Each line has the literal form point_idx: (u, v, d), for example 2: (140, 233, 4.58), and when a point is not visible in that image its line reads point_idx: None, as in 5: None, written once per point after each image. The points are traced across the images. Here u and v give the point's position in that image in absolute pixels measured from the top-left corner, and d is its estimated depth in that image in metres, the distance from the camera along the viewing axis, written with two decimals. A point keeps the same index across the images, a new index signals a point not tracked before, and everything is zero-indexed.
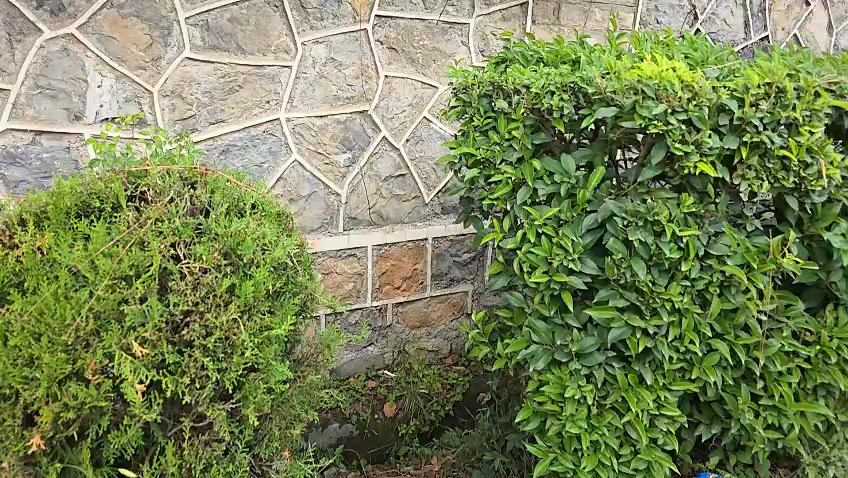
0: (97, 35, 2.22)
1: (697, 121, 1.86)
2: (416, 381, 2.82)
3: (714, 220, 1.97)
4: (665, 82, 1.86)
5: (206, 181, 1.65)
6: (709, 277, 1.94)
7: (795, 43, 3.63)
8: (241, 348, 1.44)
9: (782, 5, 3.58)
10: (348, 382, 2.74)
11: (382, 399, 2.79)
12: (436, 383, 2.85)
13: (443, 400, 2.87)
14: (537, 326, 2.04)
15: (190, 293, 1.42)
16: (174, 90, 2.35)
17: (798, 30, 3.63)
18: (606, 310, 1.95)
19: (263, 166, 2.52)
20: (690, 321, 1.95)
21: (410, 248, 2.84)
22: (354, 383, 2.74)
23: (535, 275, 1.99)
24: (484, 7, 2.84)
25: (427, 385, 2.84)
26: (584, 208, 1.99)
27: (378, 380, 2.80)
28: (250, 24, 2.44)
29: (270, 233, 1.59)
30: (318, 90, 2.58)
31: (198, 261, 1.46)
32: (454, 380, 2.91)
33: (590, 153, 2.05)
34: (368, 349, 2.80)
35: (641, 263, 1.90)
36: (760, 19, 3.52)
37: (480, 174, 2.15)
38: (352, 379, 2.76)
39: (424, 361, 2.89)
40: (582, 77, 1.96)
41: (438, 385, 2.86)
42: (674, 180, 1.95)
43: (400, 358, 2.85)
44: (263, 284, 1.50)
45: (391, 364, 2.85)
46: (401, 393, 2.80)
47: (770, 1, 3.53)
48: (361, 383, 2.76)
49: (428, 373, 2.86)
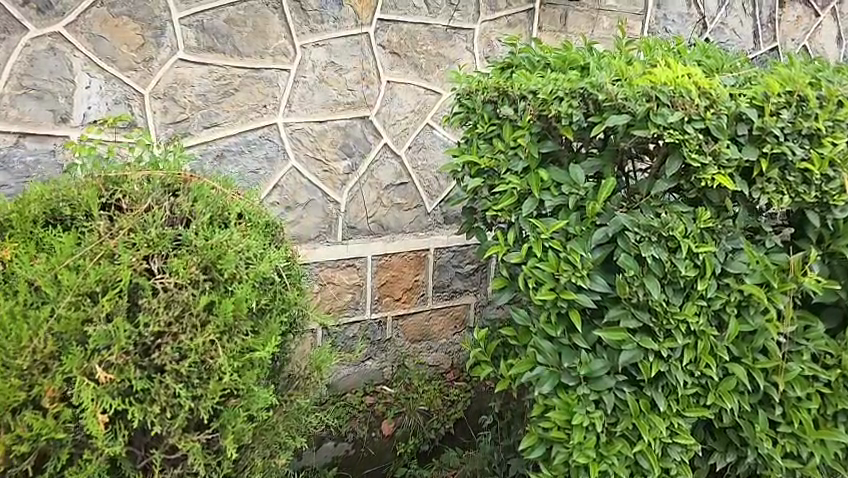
0: (86, 34, 2.12)
1: (716, 130, 1.74)
2: (415, 397, 2.67)
3: (732, 236, 1.84)
4: (681, 89, 1.76)
5: (189, 187, 1.55)
6: (726, 296, 1.82)
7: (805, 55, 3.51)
8: (219, 372, 1.33)
9: (791, 16, 3.47)
10: (344, 398, 2.62)
11: (379, 417, 2.65)
12: (436, 399, 2.70)
13: (443, 417, 2.71)
14: (543, 345, 1.93)
15: (162, 312, 1.31)
16: (166, 92, 2.24)
17: (807, 41, 3.52)
18: (618, 331, 1.84)
19: (259, 172, 2.41)
20: (706, 343, 1.83)
21: (411, 258, 2.72)
22: (350, 400, 2.62)
23: (541, 293, 1.88)
24: (490, 13, 2.74)
25: (427, 401, 2.68)
26: (593, 221, 1.87)
27: (376, 396, 2.67)
28: (247, 25, 2.33)
29: (256, 245, 1.48)
30: (317, 95, 2.47)
31: (173, 277, 1.35)
32: (455, 396, 2.76)
33: (599, 163, 1.93)
34: (367, 363, 2.70)
35: (654, 281, 1.79)
36: (770, 29, 3.41)
37: (484, 183, 2.03)
38: (349, 394, 2.64)
39: (424, 375, 2.73)
40: (592, 83, 1.84)
41: (439, 402, 2.71)
42: (691, 192, 1.83)
43: (399, 373, 2.72)
44: (245, 302, 1.38)
45: (391, 380, 2.72)
46: (399, 410, 2.66)
47: (779, 11, 3.42)
48: (357, 401, 2.63)
49: (428, 388, 2.70)
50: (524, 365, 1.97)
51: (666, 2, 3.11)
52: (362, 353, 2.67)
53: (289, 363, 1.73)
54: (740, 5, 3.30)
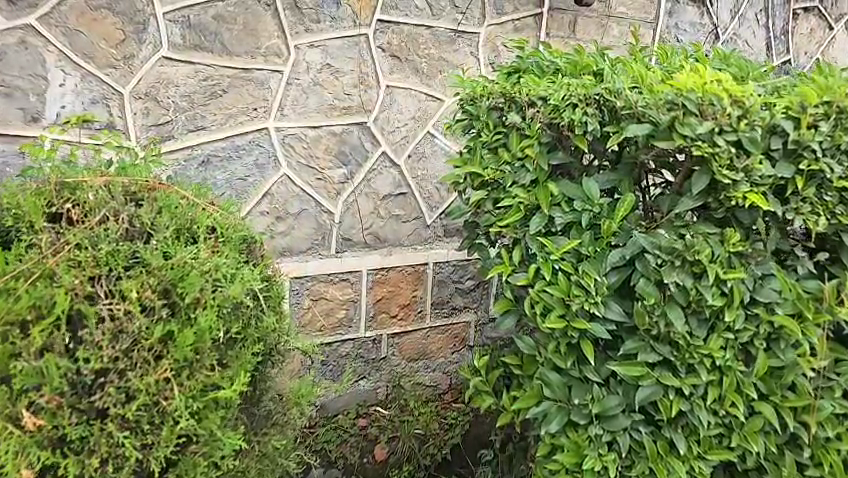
0: (61, 28, 1.94)
1: (748, 143, 1.52)
2: (411, 420, 2.48)
3: (761, 261, 1.64)
4: (710, 95, 1.54)
5: (154, 197, 1.37)
6: (754, 329, 1.63)
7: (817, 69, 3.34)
8: (174, 416, 1.15)
9: (805, 28, 3.30)
10: (336, 420, 2.44)
11: (373, 442, 2.46)
12: (433, 423, 2.50)
13: (439, 442, 2.50)
14: (550, 378, 1.76)
15: (106, 345, 1.12)
16: (147, 92, 2.06)
17: (820, 55, 3.35)
18: (635, 366, 1.65)
19: (248, 180, 2.23)
20: (732, 380, 1.64)
21: (409, 273, 2.54)
22: (342, 422, 2.43)
23: (550, 320, 1.70)
24: (496, 16, 2.56)
25: (423, 424, 2.48)
26: (608, 242, 1.69)
27: (369, 418, 2.48)
28: (237, 23, 2.16)
29: (227, 265, 1.29)
30: (312, 98, 2.29)
31: (123, 302, 1.16)
32: (453, 419, 2.55)
33: (615, 178, 1.74)
34: (359, 384, 2.52)
35: (677, 310, 1.60)
36: (784, 41, 3.23)
37: (487, 196, 1.86)
38: (340, 416, 2.45)
39: (420, 396, 2.54)
40: (609, 88, 1.67)
41: (435, 425, 2.51)
42: (718, 212, 1.62)
43: (394, 393, 2.53)
44: (208, 333, 1.19)
45: (386, 400, 2.54)
46: (394, 433, 2.45)
47: (792, 23, 3.25)
48: (349, 424, 2.44)
49: (425, 410, 2.51)
50: (531, 399, 1.81)
51: (678, 10, 2.93)
52: (353, 373, 2.49)
53: (274, 387, 1.57)
54: (754, 15, 3.12)
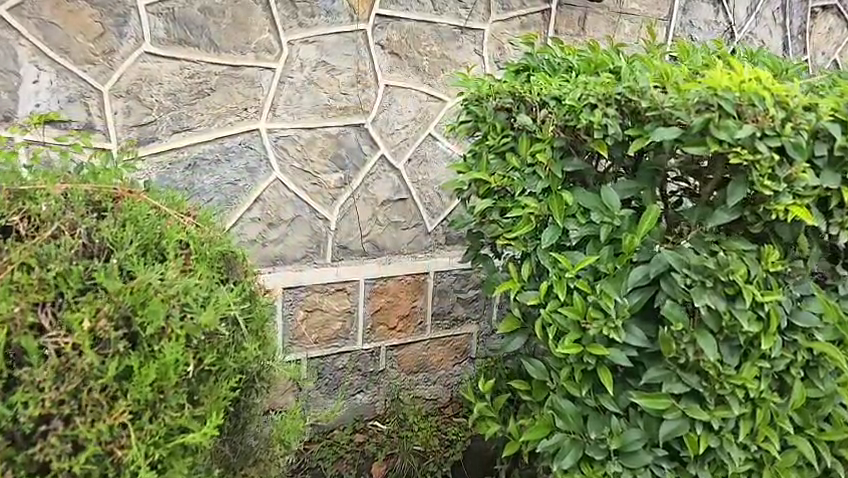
0: (34, 20, 1.78)
1: (792, 149, 1.34)
2: (410, 435, 2.28)
3: (799, 281, 1.49)
4: (750, 95, 1.37)
5: (118, 207, 1.22)
6: (792, 356, 1.45)
7: (834, 70, 3.16)
8: (130, 468, 1.01)
9: (822, 27, 3.12)
10: (331, 436, 2.28)
11: (370, 458, 2.27)
12: (433, 439, 2.28)
13: (439, 460, 2.28)
14: (562, 406, 1.60)
15: (48, 388, 0.98)
16: (128, 90, 1.90)
17: (839, 56, 3.17)
18: (659, 398, 1.48)
19: (239, 184, 2.07)
20: (765, 413, 1.47)
21: (409, 282, 2.36)
22: (338, 438, 2.27)
23: (564, 345, 1.53)
24: (501, 12, 2.38)
25: (422, 440, 2.27)
26: (629, 259, 1.51)
27: (366, 434, 2.33)
28: (225, 16, 1.98)
29: (198, 287, 1.13)
30: (306, 98, 2.12)
31: (71, 335, 1.01)
32: (454, 435, 2.33)
33: (636, 185, 1.57)
34: (357, 397, 2.36)
35: (709, 339, 1.42)
36: (800, 41, 3.04)
37: (493, 205, 1.69)
38: (336, 432, 2.30)
39: (420, 411, 2.35)
40: (632, 87, 1.50)
41: (436, 441, 2.29)
42: (755, 226, 1.45)
43: (393, 407, 2.35)
44: (173, 368, 1.05)
45: (385, 416, 2.37)
46: (392, 450, 2.25)
47: (810, 22, 3.07)
48: (344, 440, 2.28)
49: (425, 425, 2.31)
50: (541, 430, 1.64)
51: (692, 7, 2.76)
52: (350, 386, 2.34)
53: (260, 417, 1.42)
54: (770, 13, 2.95)
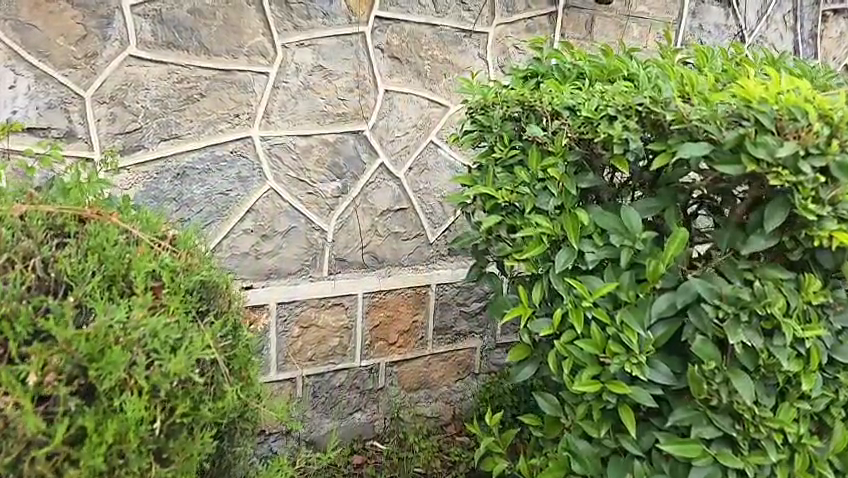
0: (10, 21, 1.65)
1: (839, 169, 1.19)
2: (410, 456, 2.13)
3: (842, 312, 1.33)
4: (790, 107, 1.23)
5: (85, 231, 1.12)
6: (833, 394, 1.32)
7: None
8: None
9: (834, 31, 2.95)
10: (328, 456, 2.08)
11: None
12: (434, 461, 2.13)
13: None
14: (578, 447, 1.46)
15: None
16: (113, 95, 1.76)
17: None
18: (689, 445, 1.33)
19: (230, 194, 1.93)
20: (804, 457, 1.32)
21: (409, 295, 2.22)
22: (335, 458, 2.11)
23: (581, 382, 1.40)
24: (506, 15, 2.23)
25: (423, 462, 2.12)
26: (653, 287, 1.37)
27: (365, 455, 2.20)
28: (216, 18, 1.84)
29: (168, 328, 1.00)
30: (301, 104, 1.98)
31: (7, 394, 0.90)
32: (456, 456, 2.15)
33: (658, 205, 1.43)
34: (354, 416, 2.22)
35: (744, 379, 1.29)
36: (811, 45, 2.87)
37: (501, 223, 1.54)
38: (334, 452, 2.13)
39: (422, 429, 2.20)
40: (655, 97, 1.36)
41: (437, 463, 2.14)
42: (794, 252, 1.30)
43: (391, 427, 2.22)
44: (134, 430, 0.94)
45: (383, 434, 2.24)
46: (392, 473, 2.10)
47: (821, 24, 2.88)
48: (342, 462, 2.13)
49: (427, 445, 2.15)
50: (555, 472, 1.51)
51: (701, 11, 2.59)
52: (348, 404, 2.21)
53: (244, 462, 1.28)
54: (782, 17, 2.78)
